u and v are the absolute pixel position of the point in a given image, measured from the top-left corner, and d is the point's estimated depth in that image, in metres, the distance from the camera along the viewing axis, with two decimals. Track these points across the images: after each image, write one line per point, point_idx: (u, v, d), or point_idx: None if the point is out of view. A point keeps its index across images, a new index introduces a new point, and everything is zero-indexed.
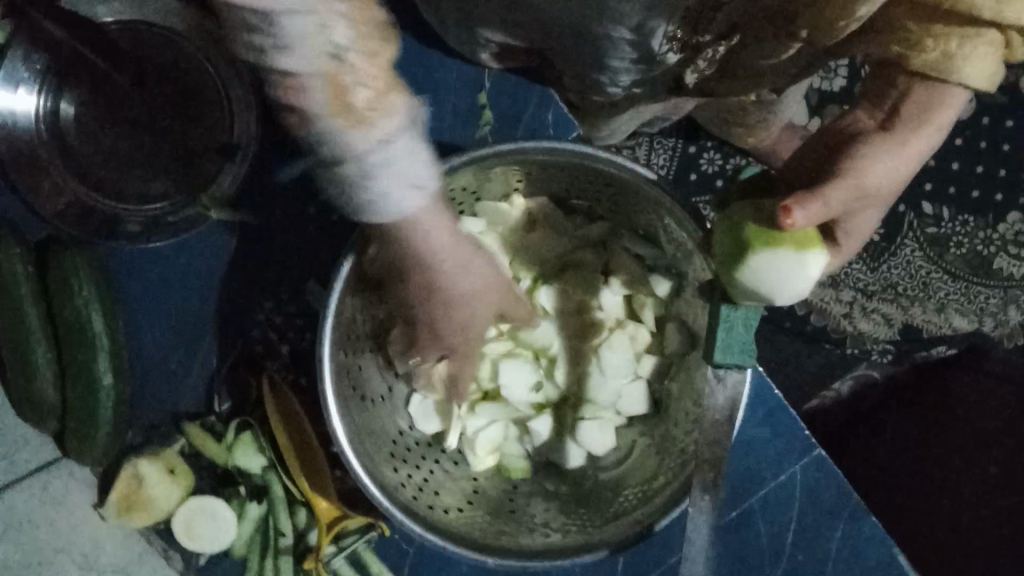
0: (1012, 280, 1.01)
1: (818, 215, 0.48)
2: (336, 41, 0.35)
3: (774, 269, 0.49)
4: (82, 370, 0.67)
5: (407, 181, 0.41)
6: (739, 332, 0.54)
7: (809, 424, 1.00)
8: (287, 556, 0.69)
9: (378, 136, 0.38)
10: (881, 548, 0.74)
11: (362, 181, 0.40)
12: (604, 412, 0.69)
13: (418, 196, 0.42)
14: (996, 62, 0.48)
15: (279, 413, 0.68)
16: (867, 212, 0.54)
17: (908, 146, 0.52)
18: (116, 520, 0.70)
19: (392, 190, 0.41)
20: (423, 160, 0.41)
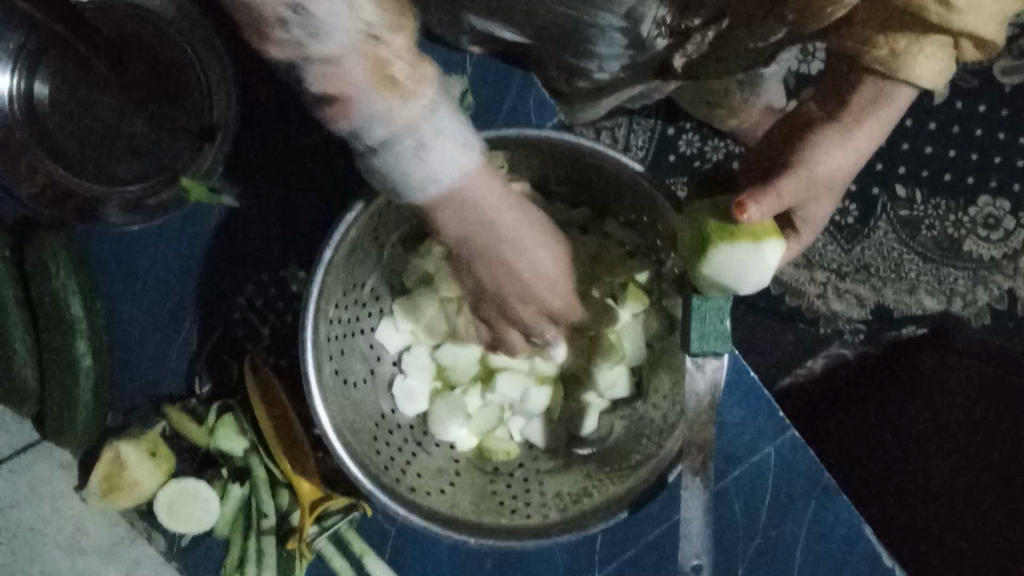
0: (981, 261, 1.02)
1: (767, 209, 0.55)
2: (368, 20, 0.41)
3: (735, 263, 0.53)
4: (62, 353, 0.66)
5: (458, 140, 0.48)
6: (712, 322, 0.56)
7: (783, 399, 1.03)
8: (270, 536, 0.71)
9: (423, 104, 0.45)
10: (851, 526, 0.76)
11: (416, 152, 0.46)
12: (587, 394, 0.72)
13: (469, 154, 0.48)
14: (946, 62, 0.50)
15: (260, 396, 0.69)
16: (823, 196, 0.60)
17: (855, 139, 0.57)
18: (99, 502, 0.70)
19: (448, 151, 0.47)
20: (460, 123, 0.47)
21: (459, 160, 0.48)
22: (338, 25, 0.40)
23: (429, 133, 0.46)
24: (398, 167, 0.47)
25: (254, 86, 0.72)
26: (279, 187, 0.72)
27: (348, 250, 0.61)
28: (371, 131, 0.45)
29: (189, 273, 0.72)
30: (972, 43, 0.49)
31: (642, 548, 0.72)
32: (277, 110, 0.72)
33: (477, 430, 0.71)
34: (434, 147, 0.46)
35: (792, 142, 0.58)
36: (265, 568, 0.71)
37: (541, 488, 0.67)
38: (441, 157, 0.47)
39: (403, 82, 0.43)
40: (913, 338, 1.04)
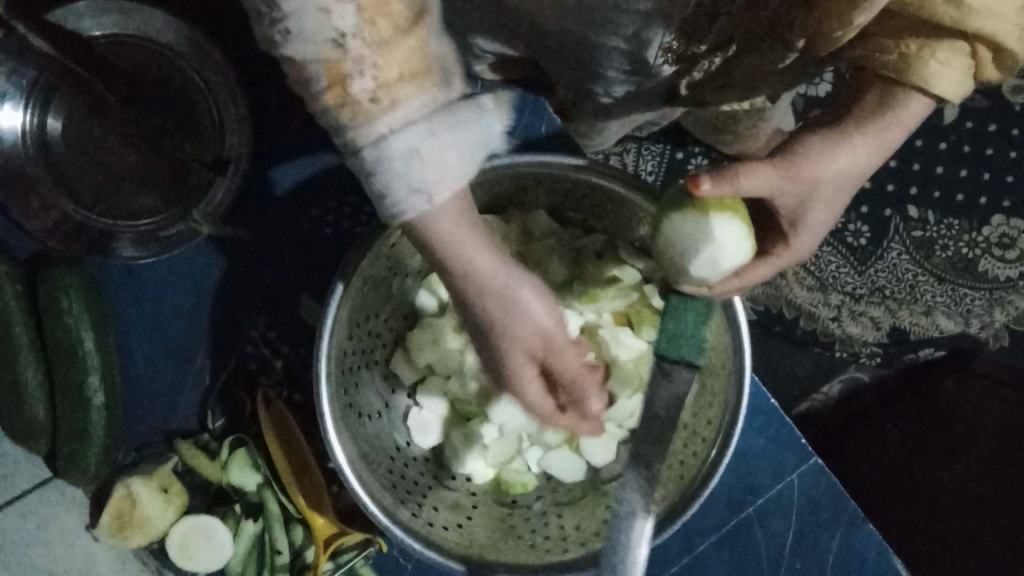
0: (998, 282, 1.01)
1: (727, 190, 0.50)
2: (338, 30, 0.35)
3: (687, 231, 0.56)
4: (74, 389, 0.66)
5: (431, 169, 0.40)
6: (689, 324, 0.56)
7: (802, 426, 0.99)
8: (283, 573, 0.69)
9: (385, 127, 0.38)
10: (879, 554, 0.74)
11: (384, 170, 0.39)
12: (605, 423, 0.69)
13: (444, 189, 0.41)
14: (963, 73, 0.47)
15: (274, 430, 0.68)
16: (815, 207, 0.54)
17: (852, 143, 0.52)
18: (110, 539, 0.69)
19: (412, 178, 0.39)
20: (450, 152, 0.40)
21: (431, 193, 0.40)
22: (306, 32, 0.35)
23: (399, 153, 0.39)
24: (369, 177, 0.40)
25: (263, 117, 0.72)
26: (290, 219, 0.71)
27: (360, 283, 0.61)
28: (338, 134, 0.39)
29: (200, 306, 0.71)
30: (992, 53, 0.46)
31: None
32: (286, 142, 0.72)
33: (493, 462, 0.68)
34: (398, 169, 0.39)
35: (787, 138, 0.54)
36: None
37: (562, 520, 0.66)
38: (404, 177, 0.39)
39: (364, 101, 0.37)
40: (931, 361, 1.01)
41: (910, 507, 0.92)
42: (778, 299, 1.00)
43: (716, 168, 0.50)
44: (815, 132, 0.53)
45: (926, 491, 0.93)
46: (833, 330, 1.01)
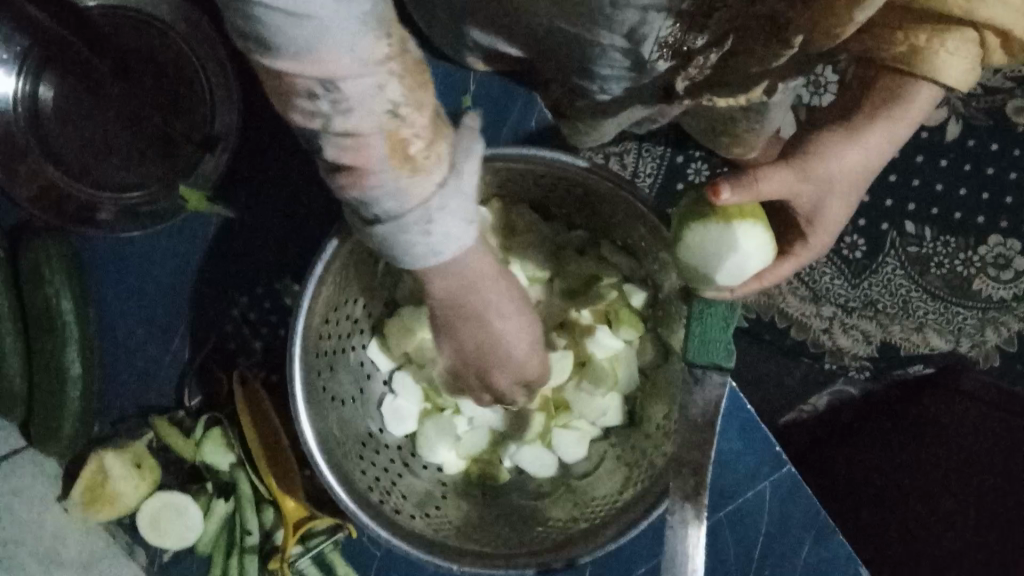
0: (990, 302, 1.00)
1: (746, 197, 0.53)
2: (393, 100, 0.37)
3: (707, 245, 0.55)
4: (51, 360, 0.66)
5: (461, 214, 0.43)
6: (715, 323, 0.57)
7: (783, 439, 1.00)
8: (252, 555, 0.69)
9: (434, 180, 0.41)
10: (847, 566, 0.74)
11: (424, 224, 0.42)
12: (579, 421, 0.70)
13: (473, 229, 0.45)
14: (971, 59, 0.48)
15: (249, 411, 0.68)
16: (829, 196, 0.58)
17: (862, 138, 0.55)
18: (80, 513, 0.69)
19: (450, 227, 0.43)
20: (470, 195, 0.44)
21: (463, 235, 0.44)
22: (365, 102, 0.36)
23: (440, 207, 0.42)
24: (405, 236, 0.43)
25: (258, 98, 0.73)
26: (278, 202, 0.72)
27: (341, 266, 0.61)
28: (382, 202, 0.41)
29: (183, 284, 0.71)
30: (998, 39, 0.47)
31: None
32: (278, 123, 0.73)
33: (465, 452, 0.69)
34: (440, 220, 0.42)
35: (798, 139, 0.57)
36: None
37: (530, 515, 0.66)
38: (448, 228, 0.43)
39: (422, 154, 0.40)
40: (919, 378, 1.00)
41: (885, 518, 0.92)
42: (772, 307, 1.00)
43: (734, 177, 0.53)
44: (833, 128, 0.56)
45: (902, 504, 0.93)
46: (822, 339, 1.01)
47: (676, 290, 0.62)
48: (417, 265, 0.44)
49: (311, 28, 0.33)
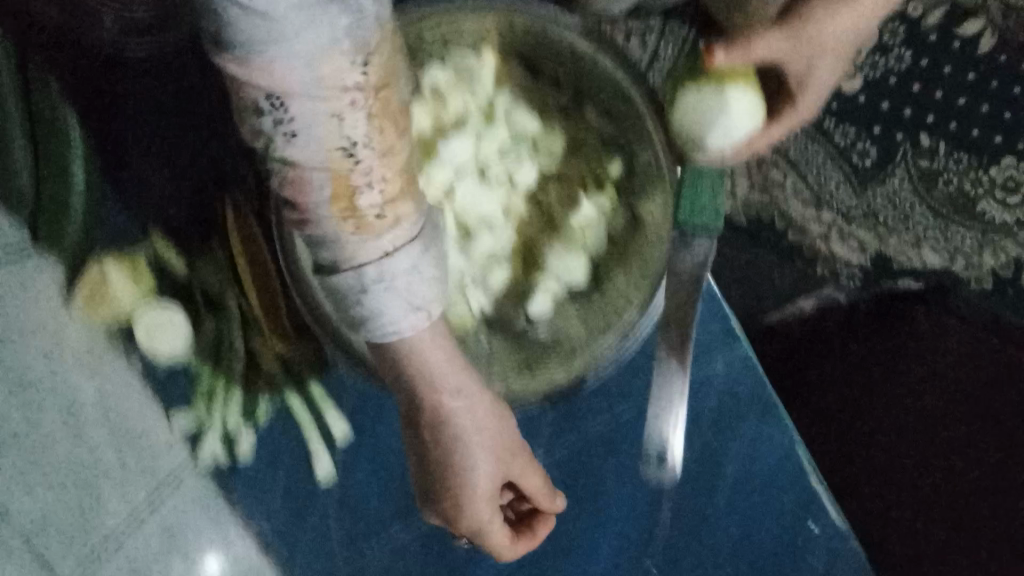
0: (991, 225, 1.14)
1: (737, 57, 0.67)
2: (348, 136, 0.47)
3: (700, 107, 0.67)
4: (57, 160, 0.72)
5: (406, 297, 0.54)
6: (706, 190, 0.71)
7: (764, 339, 1.18)
8: (237, 369, 0.76)
9: (380, 245, 0.52)
10: (782, 441, 0.81)
11: (362, 293, 0.54)
12: (548, 281, 0.72)
13: (419, 316, 0.56)
14: None
15: (239, 237, 0.74)
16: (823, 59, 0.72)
17: (853, 7, 0.72)
18: (80, 315, 0.73)
19: (387, 303, 0.54)
20: (423, 284, 0.55)
21: (399, 317, 0.55)
22: (307, 123, 0.46)
23: (382, 284, 0.54)
24: (349, 293, 0.54)
25: None
26: None
27: None
28: (331, 248, 0.52)
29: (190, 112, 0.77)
30: None
31: (582, 431, 0.79)
32: None
33: None
34: (379, 293, 0.54)
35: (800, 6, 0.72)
36: (230, 401, 0.76)
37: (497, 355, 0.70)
38: (383, 305, 0.54)
39: (371, 219, 0.51)
40: (908, 292, 1.17)
41: None
42: (771, 207, 1.15)
43: (729, 46, 0.67)
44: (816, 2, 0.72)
45: None
46: (819, 246, 1.16)
47: (652, 150, 0.67)
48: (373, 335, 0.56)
49: (261, 26, 0.42)
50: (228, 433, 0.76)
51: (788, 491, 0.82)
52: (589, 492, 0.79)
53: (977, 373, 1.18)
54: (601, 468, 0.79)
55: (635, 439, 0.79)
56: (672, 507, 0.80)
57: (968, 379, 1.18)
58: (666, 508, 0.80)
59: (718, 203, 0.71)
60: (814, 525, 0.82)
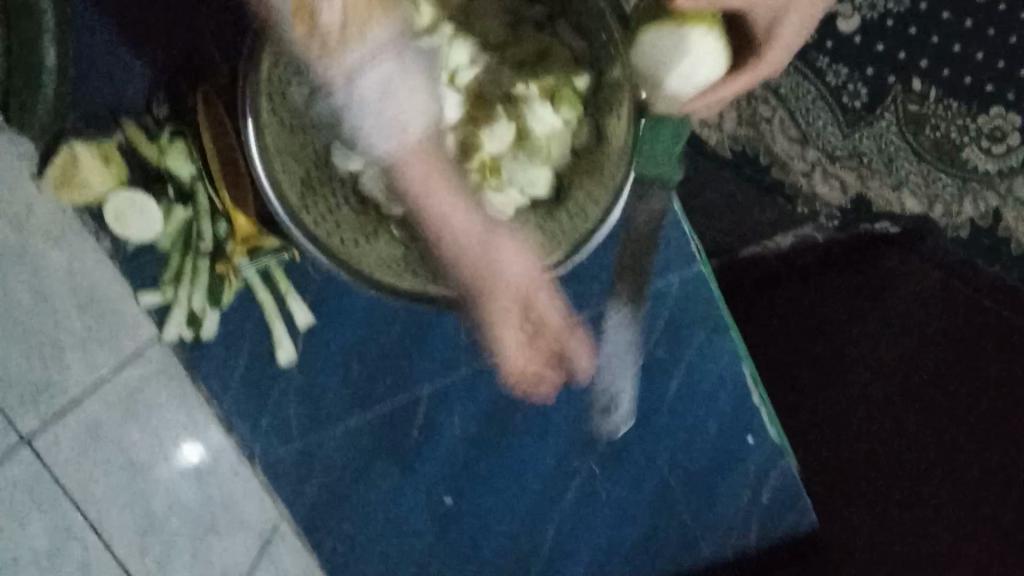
0: (976, 173, 1.12)
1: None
2: None
3: (660, 40, 0.71)
4: (29, 46, 0.72)
5: (387, 110, 0.63)
6: (669, 128, 0.77)
7: (739, 263, 1.16)
8: (205, 258, 0.79)
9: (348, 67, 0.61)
10: (730, 358, 0.86)
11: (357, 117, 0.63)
12: (512, 187, 0.73)
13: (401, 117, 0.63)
14: None
15: (209, 127, 0.74)
16: (787, 15, 0.77)
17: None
18: (52, 194, 0.76)
19: (379, 120, 0.63)
20: (385, 89, 0.62)
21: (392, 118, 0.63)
22: None
23: (353, 88, 0.62)
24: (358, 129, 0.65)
25: None
26: None
27: None
28: (361, 78, 0.61)
29: None
30: None
31: None
32: None
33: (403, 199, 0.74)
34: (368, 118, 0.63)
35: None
36: (197, 284, 0.79)
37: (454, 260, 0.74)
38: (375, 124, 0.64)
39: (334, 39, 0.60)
40: (883, 234, 1.15)
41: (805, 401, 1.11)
42: (759, 143, 1.13)
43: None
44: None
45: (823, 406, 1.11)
46: (801, 182, 1.14)
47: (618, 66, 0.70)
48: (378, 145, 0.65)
49: None
50: (194, 313, 0.80)
51: (733, 399, 0.86)
52: (536, 395, 0.84)
53: (971, 383, 1.13)
54: None
55: (586, 348, 0.84)
56: (620, 411, 0.85)
57: (961, 381, 1.13)
58: (613, 412, 0.85)
59: (677, 147, 0.77)
60: (752, 439, 0.87)
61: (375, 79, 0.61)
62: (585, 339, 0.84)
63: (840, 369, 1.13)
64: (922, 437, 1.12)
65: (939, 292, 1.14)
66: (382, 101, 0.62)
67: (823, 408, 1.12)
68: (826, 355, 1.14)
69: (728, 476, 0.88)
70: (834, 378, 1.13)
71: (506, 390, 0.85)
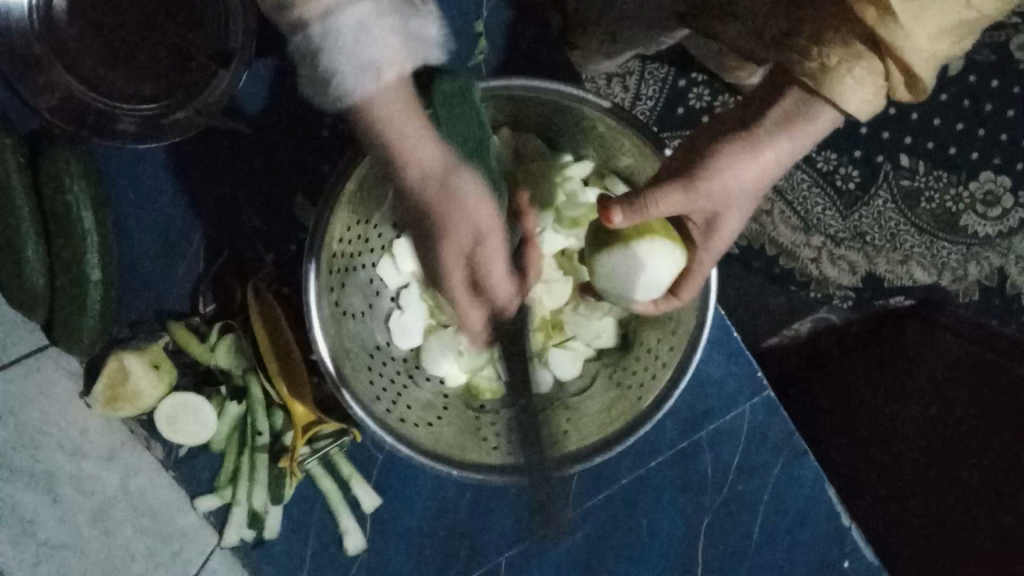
0: (976, 238, 1.08)
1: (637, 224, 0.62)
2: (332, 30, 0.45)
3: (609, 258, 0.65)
4: (72, 263, 0.68)
5: (378, 44, 0.48)
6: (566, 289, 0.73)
7: (766, 359, 1.07)
8: (263, 453, 0.75)
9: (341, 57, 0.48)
10: (816, 485, 0.81)
11: (333, 55, 0.48)
12: (574, 340, 0.74)
13: (392, 61, 0.49)
14: (876, 88, 0.55)
15: (260, 319, 0.71)
16: (732, 205, 0.62)
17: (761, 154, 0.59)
18: (102, 409, 0.72)
19: (364, 58, 0.48)
20: (388, 24, 0.48)
21: (381, 65, 0.49)
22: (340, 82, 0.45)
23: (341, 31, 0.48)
24: (324, 63, 0.48)
25: None
26: (292, 122, 0.73)
27: (354, 191, 0.64)
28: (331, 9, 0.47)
29: (199, 193, 0.73)
30: (901, 75, 0.55)
31: (614, 489, 0.80)
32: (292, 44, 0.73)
33: (466, 368, 0.72)
34: (351, 49, 0.48)
35: (702, 146, 0.61)
36: (257, 482, 0.74)
37: None
38: (355, 58, 0.48)
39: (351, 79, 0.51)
40: (900, 309, 1.08)
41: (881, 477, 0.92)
42: (763, 236, 1.06)
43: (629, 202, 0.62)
44: (726, 139, 0.60)
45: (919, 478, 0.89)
46: (810, 270, 1.07)
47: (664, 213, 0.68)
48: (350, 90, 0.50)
49: None
50: (255, 511, 0.74)
51: (821, 524, 0.81)
52: (618, 545, 0.80)
53: (993, 464, 0.87)
54: (631, 520, 0.80)
55: (663, 488, 0.80)
56: (705, 549, 0.81)
57: (987, 464, 0.88)
58: (698, 553, 0.81)
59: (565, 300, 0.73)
60: (849, 566, 0.82)
61: (417, 131, 0.54)
62: (662, 480, 0.80)
63: (918, 455, 0.91)
64: (946, 530, 0.86)
65: (989, 355, 0.93)
66: (446, 164, 0.55)
67: (898, 484, 0.91)
68: (900, 442, 0.93)
69: None
70: (914, 468, 0.91)
71: (587, 546, 0.80)
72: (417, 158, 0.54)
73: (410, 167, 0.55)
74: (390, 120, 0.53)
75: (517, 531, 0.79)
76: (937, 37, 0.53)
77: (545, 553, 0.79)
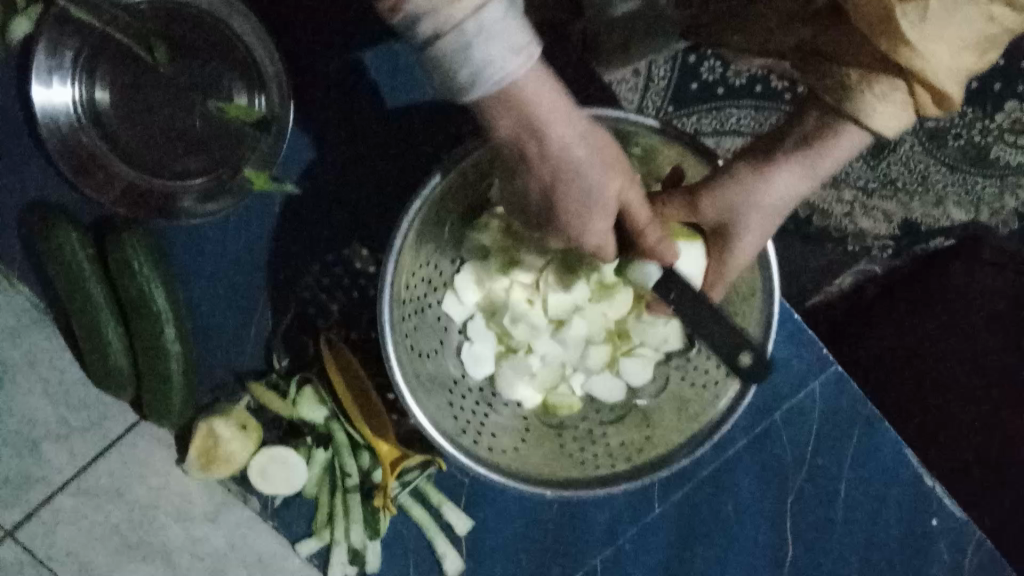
0: (1009, 168, 1.06)
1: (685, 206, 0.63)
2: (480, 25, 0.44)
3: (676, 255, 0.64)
4: (152, 342, 0.70)
5: (508, 42, 0.48)
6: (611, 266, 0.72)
7: (811, 320, 1.05)
8: (355, 493, 0.77)
9: (480, 45, 0.47)
10: (894, 453, 0.82)
11: (467, 51, 0.47)
12: (642, 346, 0.74)
13: (520, 58, 0.48)
14: (905, 108, 0.55)
15: (337, 365, 0.73)
16: (744, 217, 0.62)
17: (768, 174, 0.61)
18: (199, 474, 0.76)
19: (494, 52, 0.47)
20: (519, 25, 0.48)
21: (508, 63, 0.48)
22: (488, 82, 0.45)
23: (485, 33, 0.46)
24: (453, 59, 0.47)
25: (303, 60, 0.75)
26: (340, 171, 0.75)
27: (416, 230, 0.66)
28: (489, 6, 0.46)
29: (259, 255, 0.76)
30: (929, 93, 0.54)
31: (698, 483, 0.81)
32: (324, 98, 0.75)
33: (541, 387, 0.74)
34: (484, 45, 0.47)
35: (716, 166, 0.63)
36: (353, 523, 0.76)
37: (621, 439, 0.72)
38: (489, 53, 0.47)
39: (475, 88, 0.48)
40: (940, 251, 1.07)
41: (917, 395, 0.94)
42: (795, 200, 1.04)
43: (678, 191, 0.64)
44: (742, 161, 0.62)
45: (930, 394, 0.93)
46: (845, 224, 1.06)
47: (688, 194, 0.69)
48: (484, 90, 0.49)
49: None
50: (356, 548, 0.76)
51: (906, 487, 0.83)
52: (710, 537, 0.82)
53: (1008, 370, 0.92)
54: (717, 510, 0.82)
55: (744, 477, 0.82)
56: (794, 529, 0.82)
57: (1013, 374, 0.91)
58: (789, 532, 0.82)
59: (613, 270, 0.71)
60: (938, 524, 0.83)
61: (564, 109, 0.52)
62: (743, 466, 0.82)
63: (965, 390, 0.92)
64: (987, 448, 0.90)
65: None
66: (580, 139, 0.54)
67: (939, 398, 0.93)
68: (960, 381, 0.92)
69: (926, 565, 0.83)
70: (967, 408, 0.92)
71: (680, 540, 0.81)
72: (559, 132, 0.53)
73: (547, 144, 0.53)
74: (540, 107, 0.51)
75: (607, 536, 0.81)
76: (961, 51, 0.52)
77: (637, 554, 0.81)
